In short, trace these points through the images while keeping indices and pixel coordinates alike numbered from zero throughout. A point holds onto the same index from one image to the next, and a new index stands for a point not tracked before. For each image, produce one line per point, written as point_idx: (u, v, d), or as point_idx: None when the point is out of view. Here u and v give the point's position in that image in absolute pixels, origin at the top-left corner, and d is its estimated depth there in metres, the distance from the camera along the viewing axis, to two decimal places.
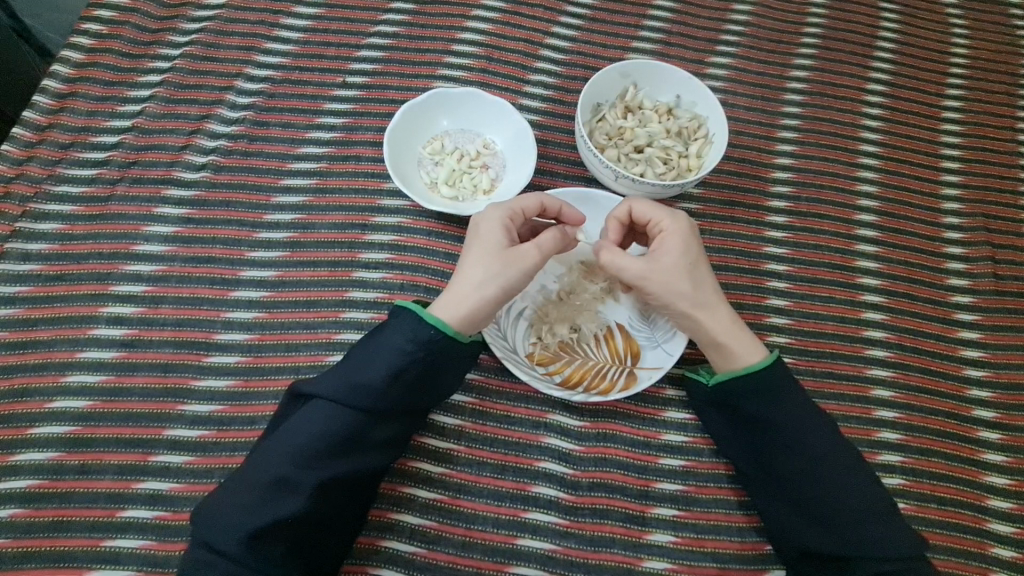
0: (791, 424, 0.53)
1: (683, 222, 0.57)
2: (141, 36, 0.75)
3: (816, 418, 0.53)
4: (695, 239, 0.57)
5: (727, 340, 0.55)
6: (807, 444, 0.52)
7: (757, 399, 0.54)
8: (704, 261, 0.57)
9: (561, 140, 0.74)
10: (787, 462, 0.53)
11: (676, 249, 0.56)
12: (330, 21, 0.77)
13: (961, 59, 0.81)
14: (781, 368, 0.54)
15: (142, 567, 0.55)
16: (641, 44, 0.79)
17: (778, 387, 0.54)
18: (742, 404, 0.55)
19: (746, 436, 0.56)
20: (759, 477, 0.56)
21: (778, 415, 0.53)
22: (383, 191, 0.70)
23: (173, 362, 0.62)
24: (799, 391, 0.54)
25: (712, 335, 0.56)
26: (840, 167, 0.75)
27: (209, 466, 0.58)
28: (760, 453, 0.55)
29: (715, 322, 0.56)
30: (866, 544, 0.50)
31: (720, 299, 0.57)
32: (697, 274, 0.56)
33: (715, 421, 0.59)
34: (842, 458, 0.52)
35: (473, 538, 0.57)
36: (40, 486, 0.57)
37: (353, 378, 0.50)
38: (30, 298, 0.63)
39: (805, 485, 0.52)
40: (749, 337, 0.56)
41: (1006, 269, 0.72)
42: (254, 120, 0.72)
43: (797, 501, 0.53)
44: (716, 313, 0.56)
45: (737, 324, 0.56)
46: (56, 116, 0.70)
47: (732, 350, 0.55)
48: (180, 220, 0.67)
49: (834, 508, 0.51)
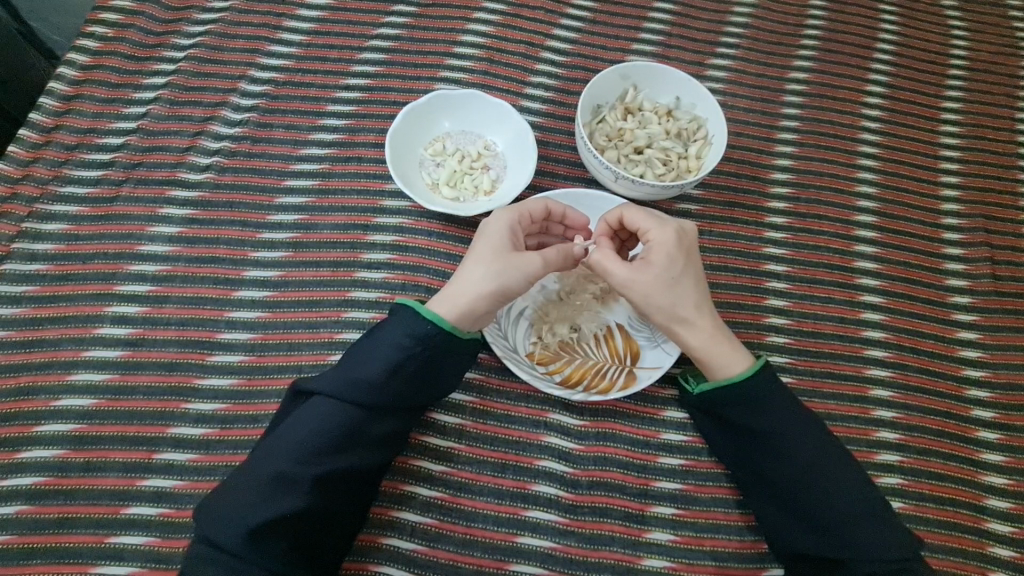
0: (775, 432, 0.53)
1: (669, 237, 0.56)
2: (147, 39, 0.76)
3: (804, 425, 0.53)
4: (682, 253, 0.56)
5: (707, 355, 0.56)
6: (792, 451, 0.53)
7: (741, 407, 0.55)
8: (688, 275, 0.56)
9: (561, 141, 0.74)
10: (774, 468, 0.54)
11: (657, 262, 0.55)
12: (333, 24, 0.78)
13: (960, 61, 0.82)
14: (766, 377, 0.54)
15: (147, 564, 0.55)
16: (642, 47, 0.80)
17: (761, 396, 0.54)
18: (727, 411, 0.56)
19: (734, 441, 0.57)
20: (750, 480, 0.57)
21: (761, 423, 0.54)
22: (385, 192, 0.71)
23: (177, 361, 0.62)
24: (785, 399, 0.54)
25: (691, 348, 0.56)
26: (839, 169, 0.76)
27: (213, 464, 0.59)
28: (748, 457, 0.56)
29: (695, 337, 0.56)
30: (855, 547, 0.50)
31: (703, 313, 0.56)
32: (679, 289, 0.55)
33: (708, 425, 0.60)
34: (831, 463, 0.52)
35: (473, 536, 0.58)
36: (46, 483, 0.57)
37: (352, 374, 0.51)
38: (35, 298, 0.63)
39: (793, 489, 0.53)
40: (733, 350, 0.56)
41: (1004, 269, 0.73)
42: (258, 121, 0.73)
43: (788, 504, 0.54)
44: (697, 327, 0.56)
45: (719, 338, 0.56)
46: (62, 118, 0.71)
47: (711, 364, 0.56)
48: (184, 221, 0.68)
49: (822, 512, 0.52)
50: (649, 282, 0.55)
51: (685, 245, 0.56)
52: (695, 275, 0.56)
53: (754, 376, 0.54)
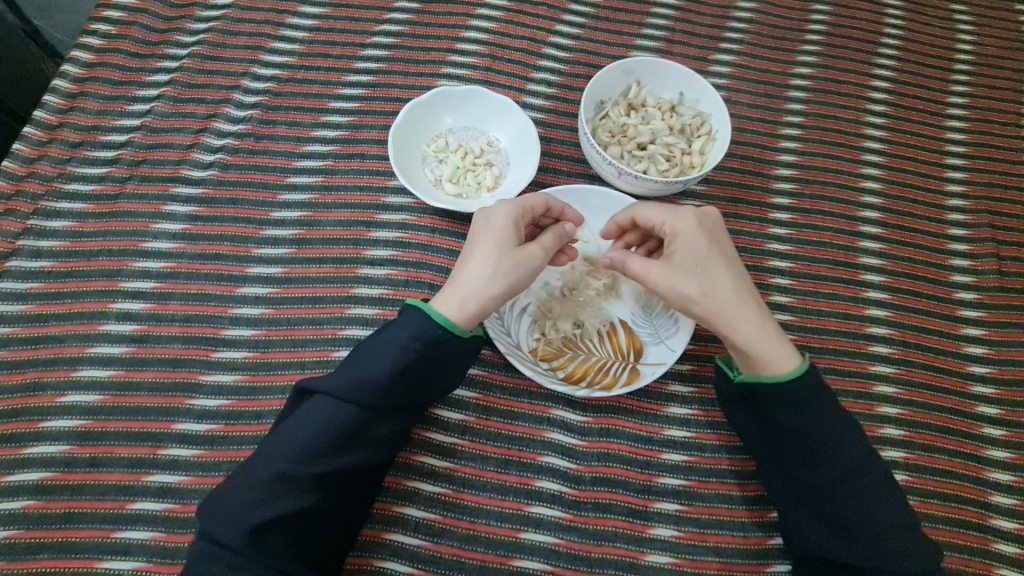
0: (821, 438, 0.51)
1: (691, 225, 0.57)
2: (150, 36, 0.76)
3: (851, 432, 0.52)
4: (705, 236, 0.56)
5: (753, 345, 0.53)
6: (831, 455, 0.51)
7: (788, 410, 0.52)
8: (715, 260, 0.55)
9: (564, 137, 0.74)
10: (811, 470, 0.52)
11: (681, 253, 0.56)
12: (336, 21, 0.78)
13: (967, 56, 0.81)
14: (814, 381, 0.52)
15: (152, 559, 0.56)
16: (645, 43, 0.80)
17: (809, 399, 0.51)
18: (771, 413, 0.53)
19: (770, 439, 0.55)
20: (778, 478, 0.56)
21: (808, 427, 0.51)
22: (388, 189, 0.71)
23: (181, 357, 0.63)
24: (831, 406, 0.52)
25: (735, 338, 0.54)
26: (843, 164, 0.75)
27: (217, 459, 0.59)
28: (784, 457, 0.54)
29: (739, 325, 0.54)
30: (884, 555, 0.50)
31: (746, 302, 0.54)
32: (708, 276, 0.55)
33: (738, 420, 0.58)
34: (869, 472, 0.51)
35: (477, 532, 0.58)
36: (52, 478, 0.58)
37: (357, 375, 0.51)
38: (40, 295, 0.64)
39: (828, 493, 0.52)
40: (781, 347, 0.53)
41: (1010, 264, 0.72)
42: (261, 118, 0.73)
43: (816, 506, 0.53)
44: (743, 316, 0.54)
45: (765, 328, 0.53)
46: (67, 116, 0.71)
47: (757, 358, 0.53)
48: (188, 218, 0.68)
49: (854, 518, 0.51)
50: (679, 270, 0.55)
51: (708, 228, 0.57)
52: (722, 258, 0.56)
53: (801, 376, 0.51)
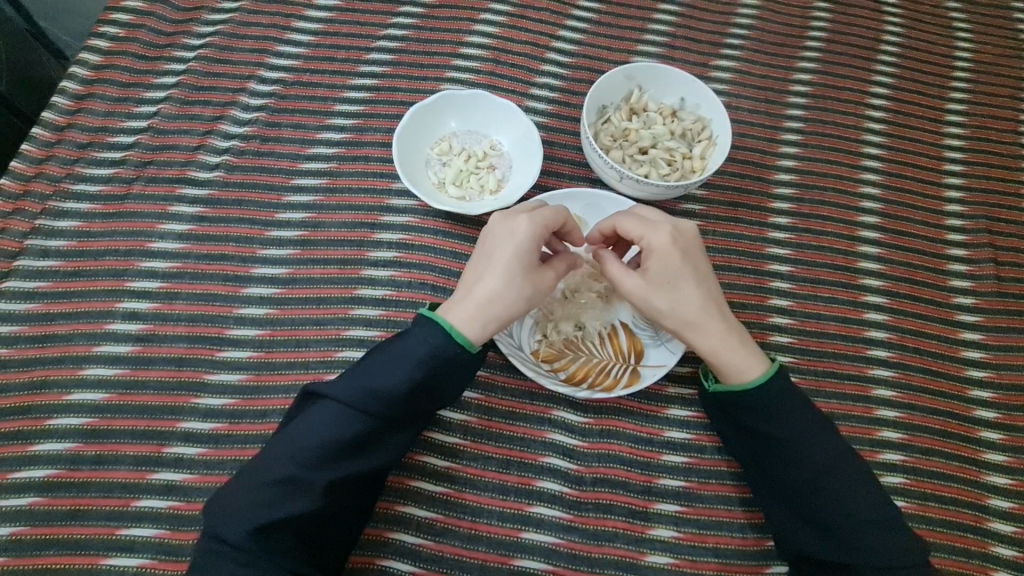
0: (792, 439, 0.52)
1: (665, 240, 0.56)
2: (157, 39, 0.77)
3: (824, 433, 0.53)
4: (678, 251, 0.56)
5: (720, 359, 0.56)
6: (806, 456, 0.52)
7: (758, 414, 0.54)
8: (687, 276, 0.56)
9: (566, 141, 0.75)
10: (788, 472, 0.53)
11: (653, 268, 0.56)
12: (342, 24, 0.79)
13: (965, 64, 0.82)
14: (779, 386, 0.53)
15: (156, 556, 0.56)
16: (646, 48, 0.81)
17: (778, 402, 0.53)
18: (745, 417, 0.55)
19: (748, 444, 0.56)
20: (762, 483, 0.57)
21: (778, 429, 0.53)
22: (392, 191, 0.71)
23: (186, 356, 0.63)
24: (801, 407, 0.53)
25: (701, 351, 0.56)
26: (842, 170, 0.76)
27: (221, 457, 0.60)
28: (763, 460, 0.55)
29: (704, 341, 0.56)
30: (866, 552, 0.51)
31: (713, 316, 0.56)
32: (679, 292, 0.56)
33: (721, 426, 0.59)
34: (847, 471, 0.52)
35: (478, 531, 0.58)
36: (58, 475, 0.58)
37: (366, 383, 0.51)
38: (47, 294, 0.64)
39: (809, 494, 0.52)
40: (745, 357, 0.55)
41: (1008, 270, 0.73)
42: (266, 121, 0.73)
43: (800, 507, 0.53)
44: (708, 331, 0.56)
45: (731, 341, 0.56)
46: (75, 117, 0.72)
47: (723, 369, 0.56)
48: (193, 219, 0.69)
49: (838, 518, 0.51)
50: (650, 285, 0.56)
51: (682, 244, 0.56)
52: (695, 272, 0.56)
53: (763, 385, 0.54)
